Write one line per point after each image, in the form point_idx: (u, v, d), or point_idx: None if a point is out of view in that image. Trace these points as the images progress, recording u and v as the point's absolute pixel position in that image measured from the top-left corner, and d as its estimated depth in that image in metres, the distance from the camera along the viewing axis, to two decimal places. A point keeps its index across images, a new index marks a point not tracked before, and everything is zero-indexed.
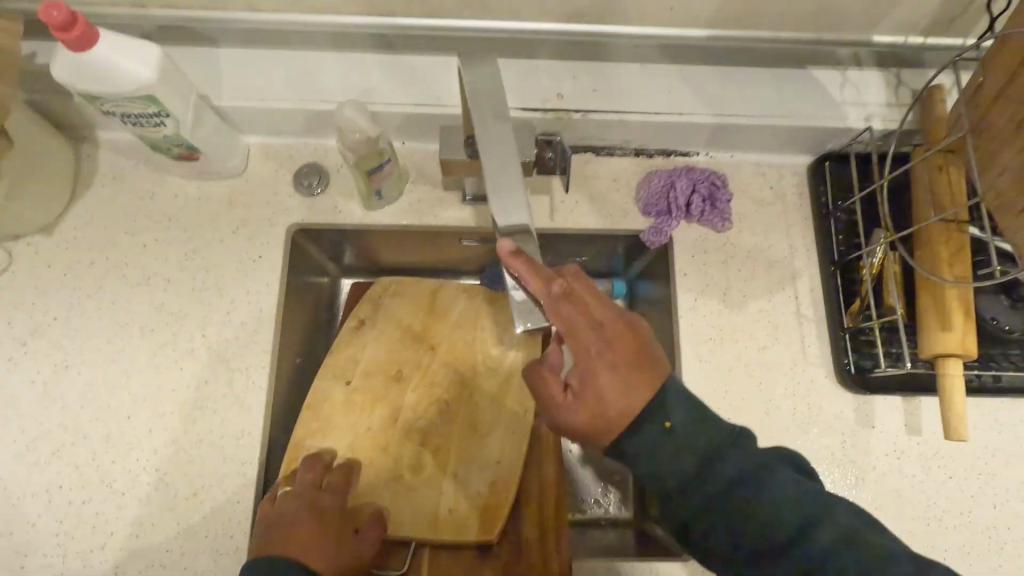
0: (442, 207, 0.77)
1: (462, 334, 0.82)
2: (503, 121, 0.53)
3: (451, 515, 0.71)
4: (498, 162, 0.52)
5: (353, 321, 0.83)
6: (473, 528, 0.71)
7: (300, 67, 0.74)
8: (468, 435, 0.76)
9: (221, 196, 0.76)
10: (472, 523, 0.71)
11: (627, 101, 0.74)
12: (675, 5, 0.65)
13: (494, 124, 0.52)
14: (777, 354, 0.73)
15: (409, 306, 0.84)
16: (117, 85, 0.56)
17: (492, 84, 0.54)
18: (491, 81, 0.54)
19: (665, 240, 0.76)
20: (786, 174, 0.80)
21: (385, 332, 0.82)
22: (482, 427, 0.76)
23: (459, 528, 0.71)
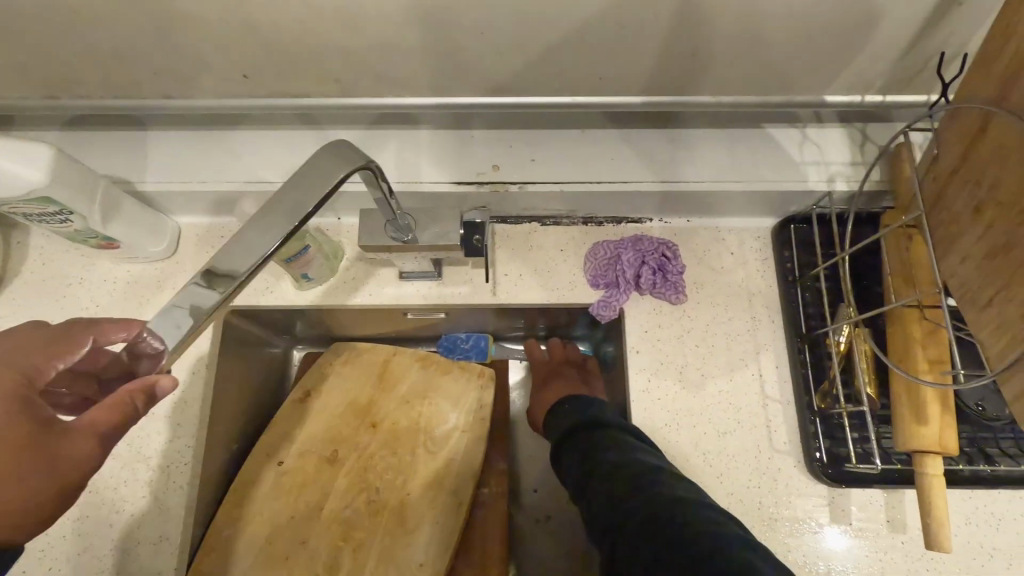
0: (378, 285, 0.73)
1: (407, 411, 0.78)
2: (286, 213, 0.42)
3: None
4: (250, 236, 0.41)
5: (297, 395, 0.79)
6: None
7: (228, 147, 0.72)
8: (395, 526, 0.70)
9: (150, 280, 0.73)
10: None
11: (567, 170, 0.70)
12: (604, 75, 0.61)
13: (277, 208, 0.42)
14: (740, 440, 0.66)
15: (357, 381, 0.81)
16: (8, 189, 0.54)
17: (321, 184, 0.43)
18: (329, 178, 0.44)
19: (616, 313, 0.71)
20: (747, 238, 0.74)
21: (328, 410, 0.78)
22: (408, 522, 0.70)
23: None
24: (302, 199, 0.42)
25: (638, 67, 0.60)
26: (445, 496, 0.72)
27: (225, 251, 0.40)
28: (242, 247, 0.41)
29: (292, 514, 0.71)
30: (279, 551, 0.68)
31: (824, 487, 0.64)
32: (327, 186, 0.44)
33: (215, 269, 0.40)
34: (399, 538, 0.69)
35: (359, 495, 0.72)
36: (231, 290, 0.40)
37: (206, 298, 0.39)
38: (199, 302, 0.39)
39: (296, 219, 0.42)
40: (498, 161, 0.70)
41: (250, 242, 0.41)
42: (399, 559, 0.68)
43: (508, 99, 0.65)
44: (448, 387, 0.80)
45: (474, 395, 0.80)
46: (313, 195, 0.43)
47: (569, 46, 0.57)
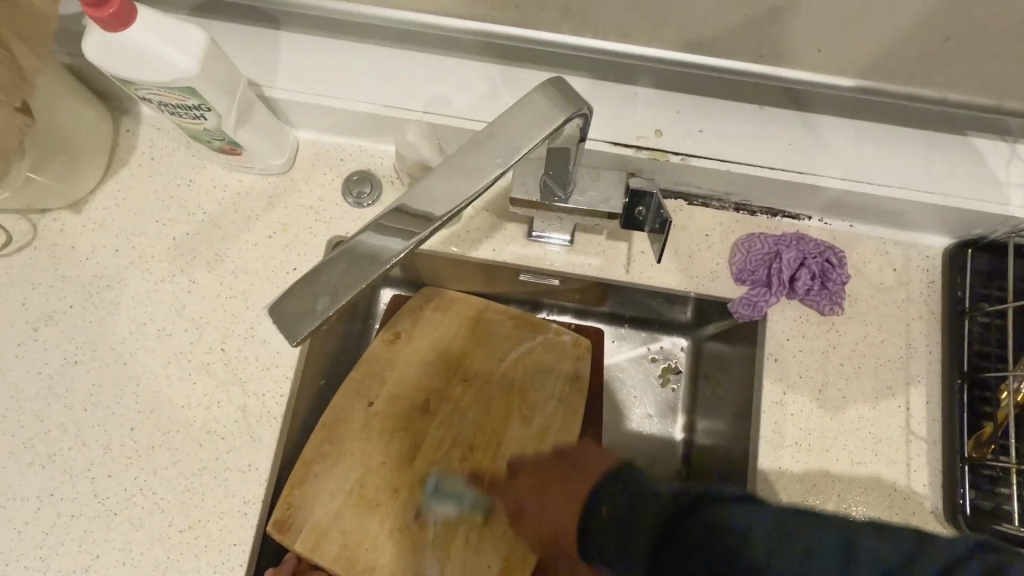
0: (503, 240, 0.67)
1: (501, 370, 0.74)
2: (494, 150, 0.37)
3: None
4: (459, 176, 0.37)
5: (387, 334, 0.74)
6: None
7: (365, 61, 0.65)
8: (493, 489, 0.67)
9: (261, 194, 0.68)
10: None
11: (737, 148, 0.62)
12: (824, 48, 0.53)
13: (489, 140, 0.37)
14: (874, 474, 0.61)
15: (449, 328, 0.75)
16: (156, 71, 0.48)
17: (539, 125, 0.37)
18: (544, 122, 0.37)
19: (759, 316, 0.64)
20: (914, 257, 0.66)
21: (419, 356, 0.73)
22: (503, 486, 0.67)
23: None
24: (517, 137, 0.37)
25: (869, 44, 0.52)
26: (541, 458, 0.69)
27: (420, 193, 0.37)
28: (445, 188, 0.37)
29: (384, 459, 0.67)
30: (370, 494, 0.66)
31: None
32: (545, 130, 0.37)
33: (405, 208, 0.37)
34: (497, 502, 0.67)
35: (452, 453, 0.69)
36: (422, 234, 0.37)
37: (393, 242, 0.37)
38: (385, 243, 0.36)
39: (507, 161, 0.37)
40: (662, 126, 0.63)
41: (453, 181, 0.37)
42: (496, 522, 0.66)
43: (697, 57, 0.57)
44: (548, 351, 0.75)
45: (571, 365, 0.74)
46: (528, 135, 0.37)
47: (803, 8, 0.49)
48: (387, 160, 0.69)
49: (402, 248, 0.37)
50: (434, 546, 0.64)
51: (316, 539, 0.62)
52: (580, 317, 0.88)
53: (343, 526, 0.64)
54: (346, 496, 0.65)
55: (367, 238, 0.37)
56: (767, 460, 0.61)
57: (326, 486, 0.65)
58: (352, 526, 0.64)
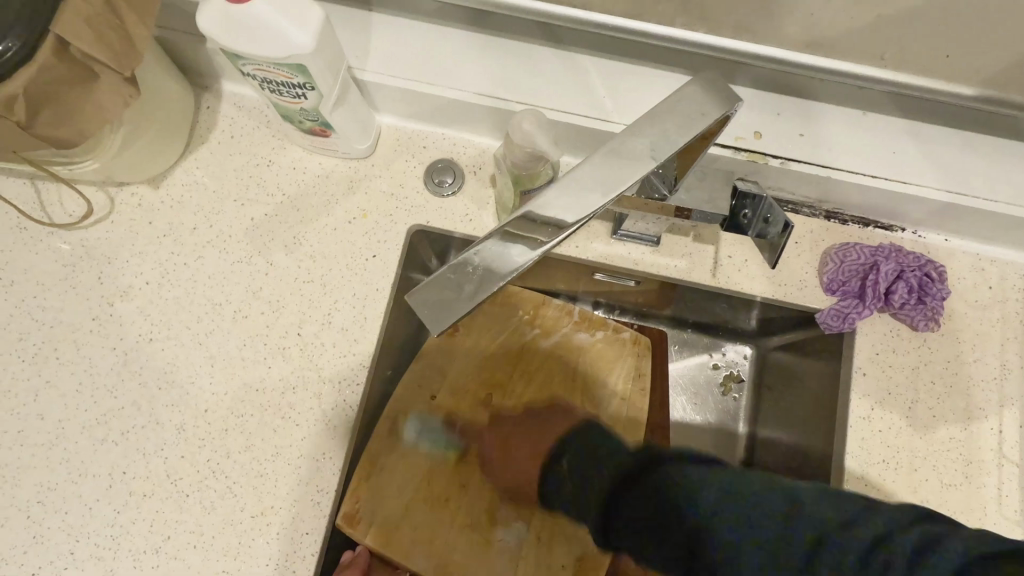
0: (586, 237, 0.66)
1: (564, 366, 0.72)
2: (644, 148, 0.35)
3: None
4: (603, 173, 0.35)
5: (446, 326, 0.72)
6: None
7: (457, 47, 0.63)
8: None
9: (341, 178, 0.67)
10: None
11: (838, 154, 0.60)
12: (952, 53, 0.51)
13: (637, 140, 0.35)
14: (964, 497, 0.59)
15: (510, 323, 0.73)
16: (269, 46, 0.46)
17: (694, 119, 0.35)
18: (697, 114, 0.36)
19: (849, 328, 0.62)
20: (1010, 275, 0.64)
21: (478, 349, 0.72)
22: None
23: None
24: (669, 132, 0.35)
25: (1000, 52, 0.50)
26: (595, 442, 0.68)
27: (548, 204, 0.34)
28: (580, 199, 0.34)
29: (449, 455, 0.66)
30: (437, 489, 0.64)
31: None
32: (700, 124, 0.36)
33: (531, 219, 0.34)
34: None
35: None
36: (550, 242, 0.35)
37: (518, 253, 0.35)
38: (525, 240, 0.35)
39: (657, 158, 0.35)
40: (761, 128, 0.61)
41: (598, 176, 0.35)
42: (567, 519, 0.64)
43: (810, 57, 0.56)
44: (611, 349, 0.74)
45: (631, 360, 0.73)
46: (683, 129, 0.35)
47: (939, 9, 0.47)
48: (469, 149, 0.67)
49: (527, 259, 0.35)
50: (503, 544, 0.62)
51: (385, 535, 0.61)
52: (642, 319, 0.86)
53: (411, 521, 0.62)
54: (412, 491, 0.63)
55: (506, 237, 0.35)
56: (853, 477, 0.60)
57: (390, 479, 0.63)
58: (421, 522, 0.62)
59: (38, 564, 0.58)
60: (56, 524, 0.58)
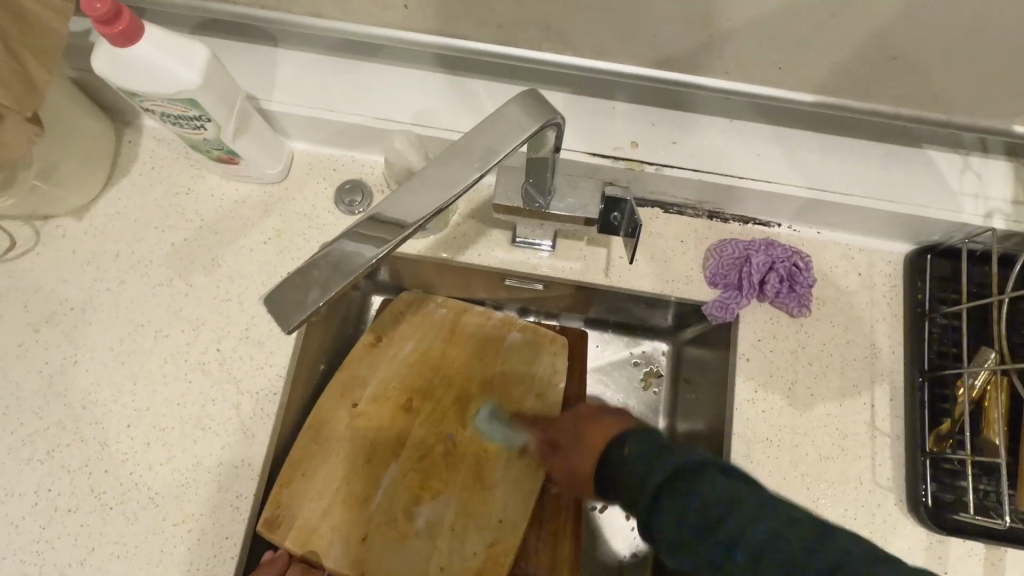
0: (488, 246, 0.70)
1: (480, 366, 0.76)
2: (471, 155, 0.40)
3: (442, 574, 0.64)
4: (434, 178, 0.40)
5: (369, 337, 0.76)
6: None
7: (358, 77, 0.68)
8: (475, 479, 0.69)
9: (257, 202, 0.71)
10: None
11: (708, 159, 0.66)
12: (784, 65, 0.57)
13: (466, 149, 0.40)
14: (841, 468, 0.64)
15: (428, 330, 0.77)
16: (160, 84, 0.51)
17: (514, 132, 0.41)
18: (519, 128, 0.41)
19: (732, 318, 0.67)
20: (878, 261, 0.70)
21: (399, 358, 0.75)
22: (487, 478, 0.69)
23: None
24: (495, 143, 0.40)
25: (825, 64, 0.56)
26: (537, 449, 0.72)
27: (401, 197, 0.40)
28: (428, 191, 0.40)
29: (370, 458, 0.69)
30: (357, 491, 0.68)
31: (926, 533, 0.62)
32: (519, 136, 0.41)
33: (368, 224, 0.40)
34: (481, 492, 0.69)
35: (434, 449, 0.71)
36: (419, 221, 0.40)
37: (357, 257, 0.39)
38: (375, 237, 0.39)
39: (485, 166, 0.40)
40: (638, 138, 0.67)
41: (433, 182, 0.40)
42: (479, 512, 0.68)
43: (667, 74, 0.61)
44: (531, 344, 0.78)
45: (549, 360, 0.77)
46: (505, 140, 0.41)
47: (761, 28, 0.53)
48: (378, 169, 0.72)
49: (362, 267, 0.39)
50: (420, 535, 0.66)
51: (304, 538, 0.64)
52: (564, 321, 0.91)
53: (331, 521, 0.66)
54: (331, 495, 0.67)
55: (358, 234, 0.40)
56: (739, 455, 0.64)
57: (312, 483, 0.67)
58: (341, 521, 0.66)
59: None
60: None
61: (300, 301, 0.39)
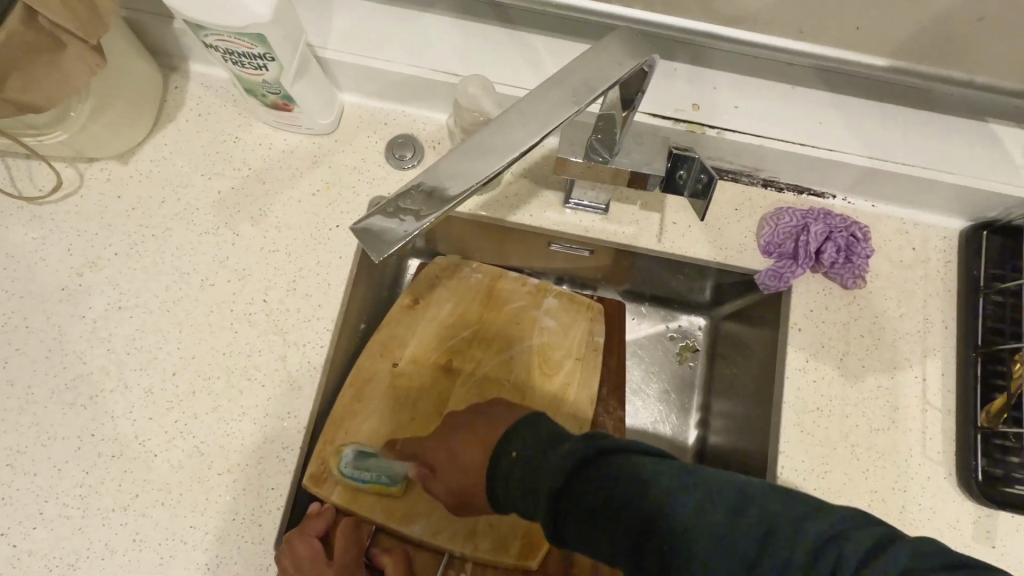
0: (540, 206, 0.69)
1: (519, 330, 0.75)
2: (568, 94, 0.41)
3: (492, 532, 0.64)
4: (527, 115, 0.40)
5: (406, 299, 0.75)
6: (515, 550, 0.64)
7: (415, 28, 0.67)
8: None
9: (306, 153, 0.70)
10: (514, 540, 0.64)
11: (770, 124, 0.65)
12: (862, 25, 0.56)
13: (563, 88, 0.41)
14: (891, 440, 0.63)
15: (466, 293, 0.76)
16: (230, 17, 0.50)
17: (613, 68, 0.42)
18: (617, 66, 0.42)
19: (784, 287, 0.67)
20: (932, 236, 0.69)
21: (438, 322, 0.74)
22: None
23: (499, 546, 0.64)
24: (592, 80, 0.41)
25: (903, 21, 0.55)
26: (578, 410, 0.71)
27: (467, 152, 0.39)
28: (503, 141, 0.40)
29: (413, 419, 0.69)
30: (401, 451, 0.66)
31: (975, 507, 0.61)
32: (618, 73, 0.42)
33: (422, 186, 0.39)
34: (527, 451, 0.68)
35: (475, 411, 0.70)
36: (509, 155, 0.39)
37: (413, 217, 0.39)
38: (464, 169, 0.39)
39: (582, 101, 0.41)
40: (700, 100, 0.66)
41: (526, 119, 0.40)
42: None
43: (737, 32, 0.61)
44: (569, 310, 0.77)
45: (586, 325, 0.76)
46: (601, 78, 0.41)
47: None
48: (429, 126, 0.71)
49: (416, 226, 0.39)
50: None
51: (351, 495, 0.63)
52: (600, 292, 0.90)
53: (378, 476, 0.65)
54: (374, 454, 0.66)
55: (445, 167, 0.39)
56: (789, 423, 0.64)
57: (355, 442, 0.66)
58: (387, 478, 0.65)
59: (7, 525, 0.59)
60: (24, 486, 0.60)
61: (394, 232, 0.39)
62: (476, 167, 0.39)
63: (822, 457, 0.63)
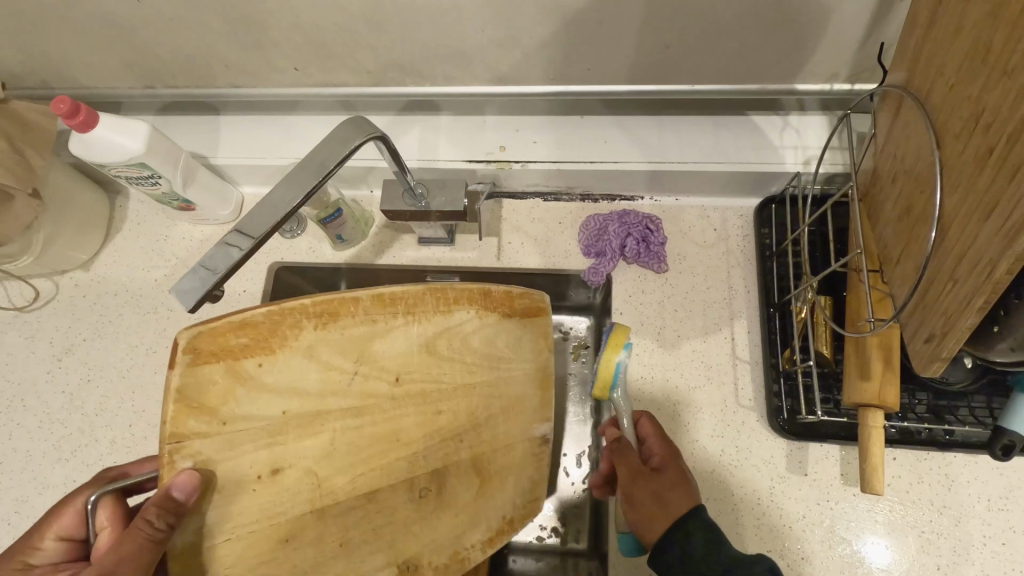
0: (402, 248, 0.85)
1: None
2: (317, 169, 0.56)
3: None
4: (288, 186, 0.56)
5: None
6: None
7: (283, 130, 0.86)
8: (511, 448, 0.63)
9: (218, 238, 0.88)
10: None
11: (565, 151, 0.79)
12: (591, 66, 0.71)
13: (312, 167, 0.56)
14: (707, 394, 0.74)
15: None
16: (117, 155, 0.69)
17: (345, 145, 0.57)
18: (349, 144, 0.57)
19: (603, 280, 0.79)
20: (730, 217, 0.81)
21: None
22: None
23: None
24: (325, 159, 0.56)
25: (619, 60, 0.69)
26: (490, 329, 0.62)
27: (251, 217, 0.55)
28: (274, 205, 0.55)
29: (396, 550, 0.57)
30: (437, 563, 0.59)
31: (785, 441, 0.71)
32: (350, 148, 0.57)
33: (221, 246, 0.54)
34: (487, 416, 0.61)
35: (417, 465, 0.58)
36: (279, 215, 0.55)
37: (226, 257, 0.54)
38: (245, 232, 0.55)
39: (321, 174, 0.56)
40: (505, 143, 0.81)
41: (286, 191, 0.56)
42: (375, 350, 0.56)
43: (512, 87, 0.76)
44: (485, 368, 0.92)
45: None
46: (337, 154, 0.56)
47: (557, 39, 0.67)
48: None
49: (221, 272, 0.54)
50: None
51: (256, 475, 0.51)
52: None
53: None
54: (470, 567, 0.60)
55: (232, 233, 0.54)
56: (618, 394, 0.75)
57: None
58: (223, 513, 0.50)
59: None
60: (28, 526, 0.78)
61: (211, 285, 0.54)
62: (263, 225, 0.54)
63: (650, 418, 0.73)
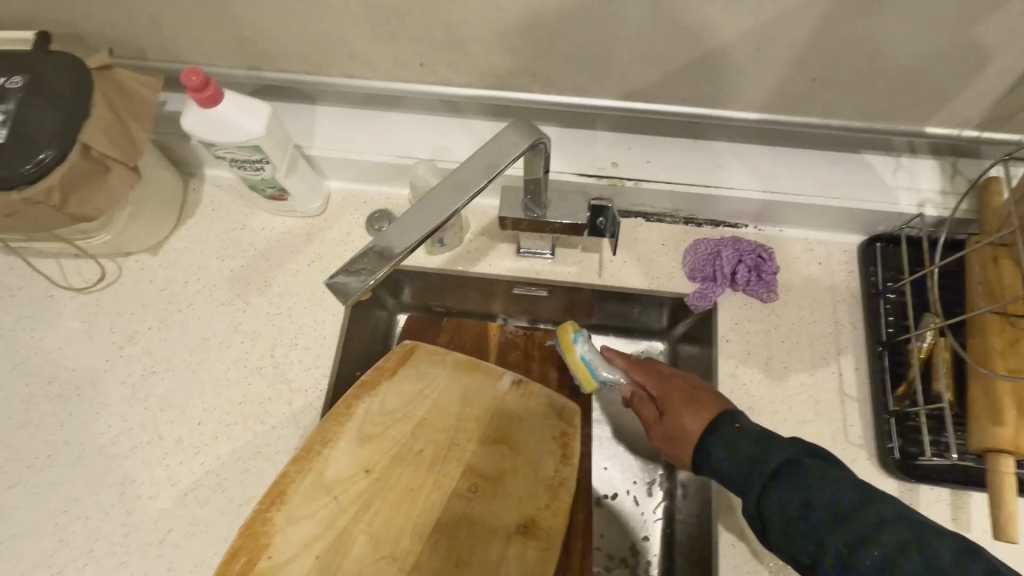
0: (498, 257, 0.83)
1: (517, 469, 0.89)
2: (483, 171, 0.54)
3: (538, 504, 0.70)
4: (452, 188, 0.53)
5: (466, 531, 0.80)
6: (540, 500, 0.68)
7: (382, 125, 0.82)
8: (503, 412, 0.72)
9: (302, 231, 0.84)
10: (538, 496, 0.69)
11: (679, 172, 0.78)
12: (728, 90, 0.71)
13: (477, 168, 0.54)
14: (816, 429, 0.73)
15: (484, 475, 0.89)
16: (232, 134, 0.65)
17: (512, 147, 0.55)
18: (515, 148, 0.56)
19: (710, 306, 0.78)
20: (834, 251, 0.81)
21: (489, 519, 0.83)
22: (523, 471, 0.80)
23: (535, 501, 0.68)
24: (497, 159, 0.54)
25: (759, 86, 0.69)
26: (389, 392, 0.71)
27: (412, 217, 0.52)
28: (437, 205, 0.53)
29: (506, 522, 0.65)
30: (542, 502, 0.67)
31: (896, 482, 0.70)
32: (516, 150, 0.55)
33: (376, 247, 0.51)
34: (463, 417, 0.71)
35: (444, 479, 0.67)
36: (441, 219, 0.52)
37: (384, 258, 0.51)
38: (404, 233, 0.52)
39: (488, 175, 0.54)
40: (617, 159, 0.79)
41: (448, 192, 0.53)
42: (325, 472, 0.65)
43: (638, 104, 0.75)
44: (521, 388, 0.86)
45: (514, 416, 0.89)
46: (506, 156, 0.55)
47: (709, 57, 0.66)
48: (402, 201, 0.86)
49: (378, 273, 0.51)
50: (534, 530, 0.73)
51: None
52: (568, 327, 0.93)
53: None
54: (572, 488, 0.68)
55: (392, 234, 0.52)
56: None
57: (536, 574, 0.62)
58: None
59: (62, 564, 0.70)
60: (78, 530, 0.71)
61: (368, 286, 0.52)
62: (423, 229, 0.52)
63: None
